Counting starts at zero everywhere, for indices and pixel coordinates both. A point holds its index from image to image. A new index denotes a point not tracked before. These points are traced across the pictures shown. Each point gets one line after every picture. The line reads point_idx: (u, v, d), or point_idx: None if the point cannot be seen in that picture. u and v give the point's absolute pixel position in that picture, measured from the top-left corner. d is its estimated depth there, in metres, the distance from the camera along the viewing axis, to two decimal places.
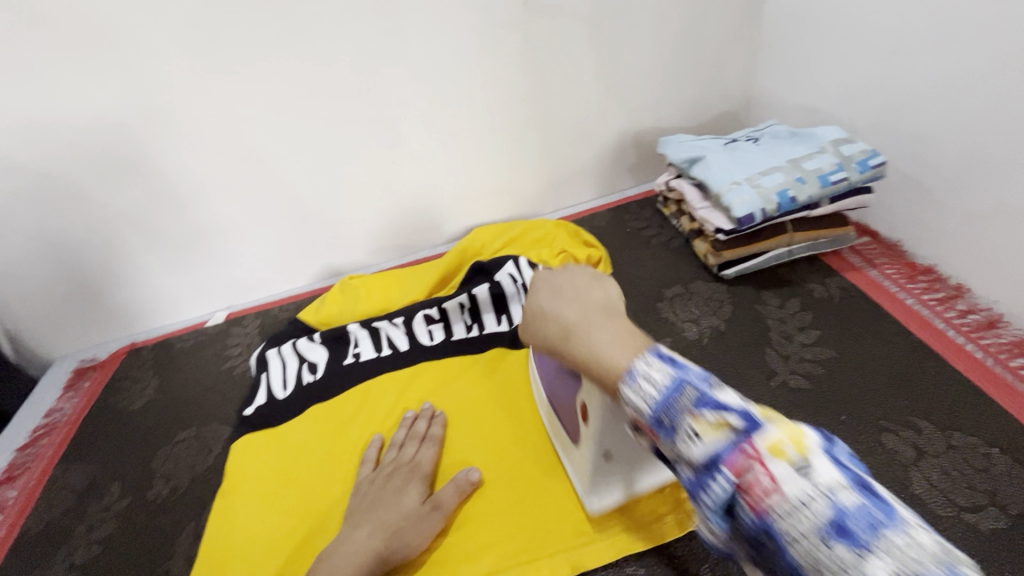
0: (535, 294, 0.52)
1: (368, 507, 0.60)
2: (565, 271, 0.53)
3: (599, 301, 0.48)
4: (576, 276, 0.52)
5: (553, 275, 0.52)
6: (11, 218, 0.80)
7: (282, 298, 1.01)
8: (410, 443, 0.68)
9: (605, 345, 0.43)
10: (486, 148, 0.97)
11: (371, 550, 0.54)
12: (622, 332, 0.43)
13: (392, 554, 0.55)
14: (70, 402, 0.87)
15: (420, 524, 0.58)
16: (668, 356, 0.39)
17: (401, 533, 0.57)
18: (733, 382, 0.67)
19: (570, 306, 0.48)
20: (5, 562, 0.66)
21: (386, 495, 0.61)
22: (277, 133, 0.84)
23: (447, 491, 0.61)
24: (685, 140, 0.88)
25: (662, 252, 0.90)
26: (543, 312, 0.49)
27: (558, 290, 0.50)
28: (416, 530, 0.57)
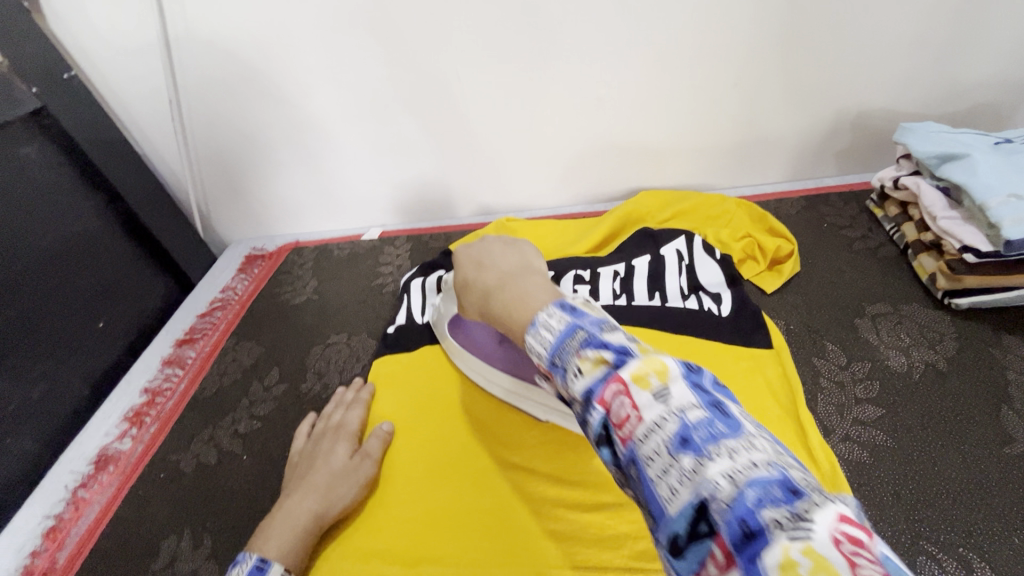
0: (461, 270, 0.58)
1: (300, 473, 0.60)
2: (482, 246, 0.59)
3: (509, 268, 0.52)
4: (491, 246, 0.59)
5: (469, 251, 0.59)
6: (220, 103, 0.86)
7: (434, 226, 1.02)
8: (337, 410, 0.69)
9: (529, 291, 0.44)
10: (678, 105, 0.86)
11: (307, 510, 0.56)
12: (538, 283, 0.45)
13: (329, 513, 0.57)
14: (241, 283, 0.95)
15: (351, 478, 0.60)
16: (571, 307, 0.37)
17: (332, 490, 0.58)
18: (950, 436, 0.56)
19: (491, 271, 0.52)
20: (183, 413, 0.75)
21: (316, 456, 0.61)
22: (467, 60, 0.80)
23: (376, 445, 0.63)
24: (936, 130, 0.71)
25: (865, 259, 0.76)
26: (470, 285, 0.55)
27: (480, 263, 0.55)
28: (349, 486, 0.59)
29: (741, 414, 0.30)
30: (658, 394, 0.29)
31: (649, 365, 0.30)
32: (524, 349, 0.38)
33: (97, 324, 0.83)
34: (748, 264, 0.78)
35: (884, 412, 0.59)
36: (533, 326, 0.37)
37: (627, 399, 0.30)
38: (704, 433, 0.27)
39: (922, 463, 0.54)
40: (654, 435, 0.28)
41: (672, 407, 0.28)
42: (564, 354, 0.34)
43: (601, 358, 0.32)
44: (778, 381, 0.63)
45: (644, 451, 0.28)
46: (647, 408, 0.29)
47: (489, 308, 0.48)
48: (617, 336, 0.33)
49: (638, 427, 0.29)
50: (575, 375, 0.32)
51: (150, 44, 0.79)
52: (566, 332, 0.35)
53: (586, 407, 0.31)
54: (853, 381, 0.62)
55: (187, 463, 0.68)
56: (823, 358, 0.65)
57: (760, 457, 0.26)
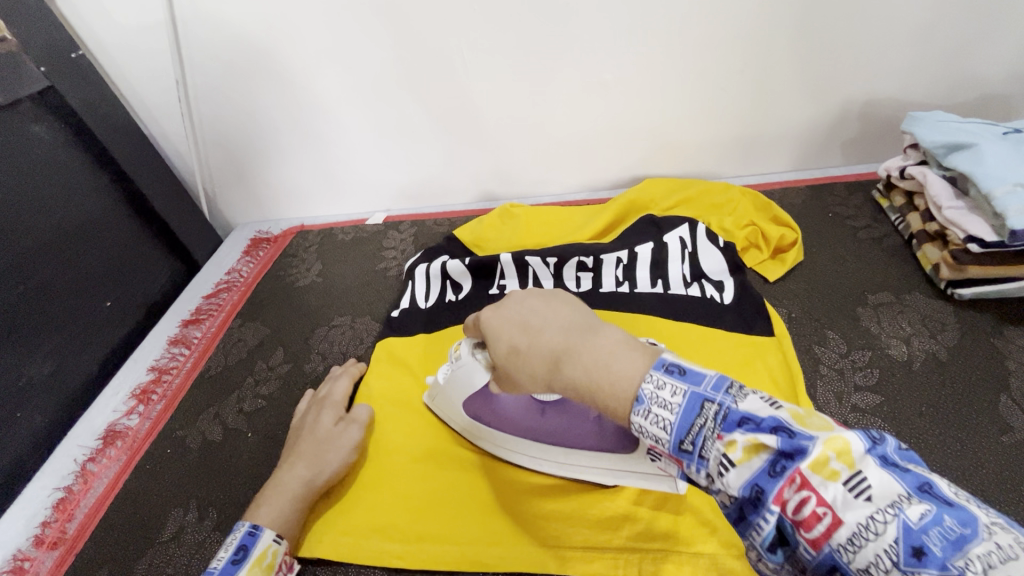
0: (502, 336, 0.46)
1: (290, 445, 0.62)
2: (516, 300, 0.48)
3: (568, 322, 0.42)
4: (529, 297, 0.47)
5: (502, 310, 0.48)
6: (227, 85, 0.86)
7: (438, 212, 1.02)
8: (325, 382, 0.70)
9: (609, 353, 0.38)
10: (684, 92, 0.85)
11: (297, 479, 0.57)
12: (614, 339, 0.39)
13: (319, 479, 0.58)
14: (247, 265, 0.96)
15: (338, 443, 0.61)
16: (676, 365, 0.36)
17: (321, 458, 0.59)
18: (947, 424, 0.56)
19: (550, 334, 0.42)
20: (189, 391, 0.76)
21: (303, 428, 0.63)
22: (471, 43, 0.80)
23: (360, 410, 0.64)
24: (943, 120, 0.70)
25: (869, 249, 0.76)
26: (522, 355, 0.44)
27: (525, 323, 0.45)
28: (337, 453, 0.60)
29: (945, 487, 0.29)
30: (851, 486, 0.29)
31: (830, 448, 0.30)
32: (628, 427, 0.36)
33: (105, 304, 0.84)
34: (751, 253, 0.78)
35: (883, 399, 0.59)
36: (639, 401, 0.35)
37: (811, 496, 0.29)
38: (933, 535, 0.27)
39: (919, 450, 0.55)
40: (867, 538, 0.28)
41: (878, 502, 0.28)
42: (697, 436, 0.33)
43: (757, 445, 0.31)
44: (777, 368, 0.63)
45: (852, 555, 0.28)
46: (842, 507, 0.29)
47: (562, 381, 0.40)
48: (757, 405, 0.32)
49: (838, 529, 0.29)
50: (724, 466, 0.32)
51: (158, 23, 0.79)
52: (692, 409, 0.33)
53: (754, 503, 0.31)
54: (853, 369, 0.62)
55: (193, 439, 0.69)
56: (824, 345, 0.65)
57: (999, 554, 0.26)
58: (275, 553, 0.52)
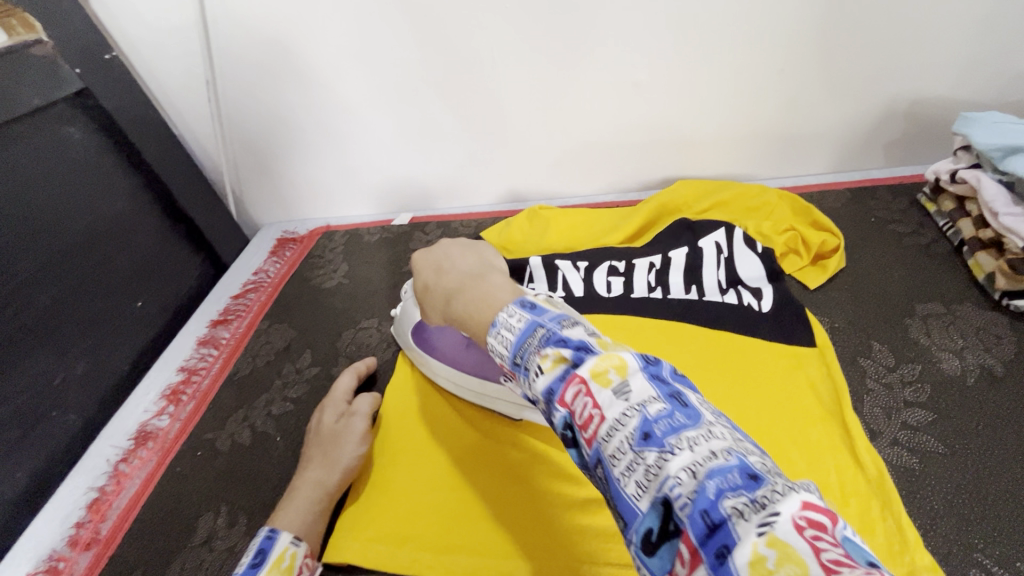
0: (420, 277, 0.55)
1: (305, 446, 0.63)
2: (440, 249, 0.56)
3: (467, 270, 0.49)
4: (449, 249, 0.55)
5: (426, 257, 0.56)
6: (255, 85, 0.86)
7: (463, 213, 1.01)
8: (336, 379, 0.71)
9: (489, 288, 0.43)
10: (719, 91, 0.83)
11: (318, 480, 0.58)
12: (498, 282, 0.44)
13: (339, 477, 0.59)
14: (274, 265, 0.96)
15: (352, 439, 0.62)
16: (531, 304, 0.37)
17: (335, 457, 0.60)
18: (1007, 444, 0.53)
19: (452, 275, 0.50)
20: (218, 393, 0.76)
21: (317, 428, 0.64)
22: (501, 42, 0.78)
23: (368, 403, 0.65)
24: (999, 121, 0.67)
25: (917, 256, 0.73)
26: (429, 291, 0.52)
27: (439, 268, 0.53)
28: (350, 451, 0.61)
29: (699, 401, 0.29)
30: (617, 390, 0.29)
31: (608, 362, 0.30)
32: (485, 349, 0.37)
33: (135, 304, 0.84)
34: (790, 258, 0.75)
35: (936, 416, 0.56)
36: (493, 326, 0.37)
37: (587, 397, 0.29)
38: (663, 425, 0.27)
39: (976, 472, 0.52)
40: (618, 433, 0.28)
41: (632, 402, 0.28)
42: (525, 353, 0.33)
43: (559, 356, 0.31)
44: (822, 381, 0.61)
45: (608, 450, 0.28)
46: (607, 407, 0.29)
47: (450, 313, 0.46)
48: (577, 330, 0.33)
49: (601, 426, 0.28)
50: (535, 373, 0.32)
51: (188, 23, 0.79)
52: (524, 331, 0.34)
53: (547, 409, 0.31)
54: (902, 384, 0.59)
55: (223, 442, 0.69)
56: (870, 358, 0.62)
57: (718, 445, 0.26)
58: (294, 556, 0.52)
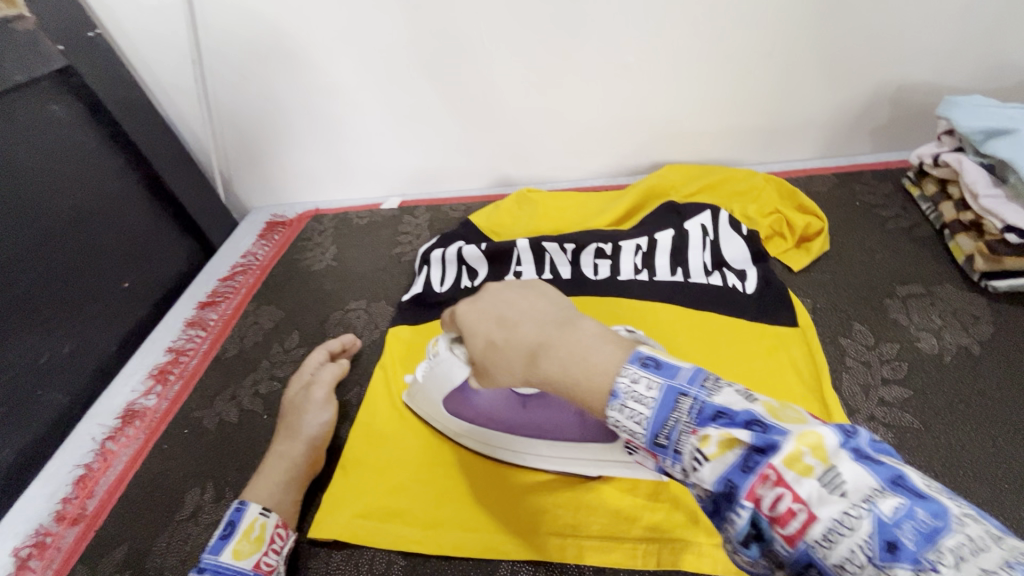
0: (478, 332, 0.45)
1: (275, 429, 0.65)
2: (493, 293, 0.47)
3: (546, 314, 0.42)
4: (504, 293, 0.46)
5: (477, 305, 0.47)
6: (242, 67, 0.85)
7: (453, 198, 1.01)
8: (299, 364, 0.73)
9: (583, 344, 0.37)
10: (708, 75, 0.83)
11: (286, 449, 0.60)
12: (594, 330, 0.39)
13: (307, 443, 0.61)
14: (262, 248, 0.96)
15: (314, 407, 0.64)
16: (652, 360, 0.35)
17: (296, 428, 0.62)
18: (980, 420, 0.54)
19: (525, 329, 0.41)
20: (206, 373, 0.76)
21: (282, 409, 0.66)
22: (489, 24, 0.78)
23: (326, 375, 0.67)
24: (982, 104, 0.67)
25: (900, 239, 0.74)
26: (499, 350, 0.43)
27: (503, 319, 0.44)
28: (309, 420, 0.62)
29: (921, 480, 0.28)
30: (824, 480, 0.27)
31: (801, 443, 0.28)
32: (604, 421, 0.35)
33: (123, 285, 0.84)
34: (775, 241, 0.76)
35: (911, 393, 0.57)
36: (614, 395, 0.34)
37: (784, 492, 0.28)
38: (909, 530, 0.26)
39: (949, 446, 0.53)
40: (840, 534, 0.26)
41: (851, 497, 0.27)
42: (671, 431, 0.32)
43: (730, 440, 0.30)
44: (802, 359, 0.62)
45: (826, 553, 0.27)
46: (815, 501, 0.27)
47: (538, 376, 0.39)
48: (730, 397, 0.31)
49: (813, 526, 0.27)
50: (697, 459, 0.31)
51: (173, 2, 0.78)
52: (665, 403, 0.32)
53: (726, 501, 0.30)
54: (880, 362, 0.60)
55: (210, 420, 0.70)
56: (850, 337, 0.63)
57: (983, 554, 0.24)
58: (264, 526, 0.53)
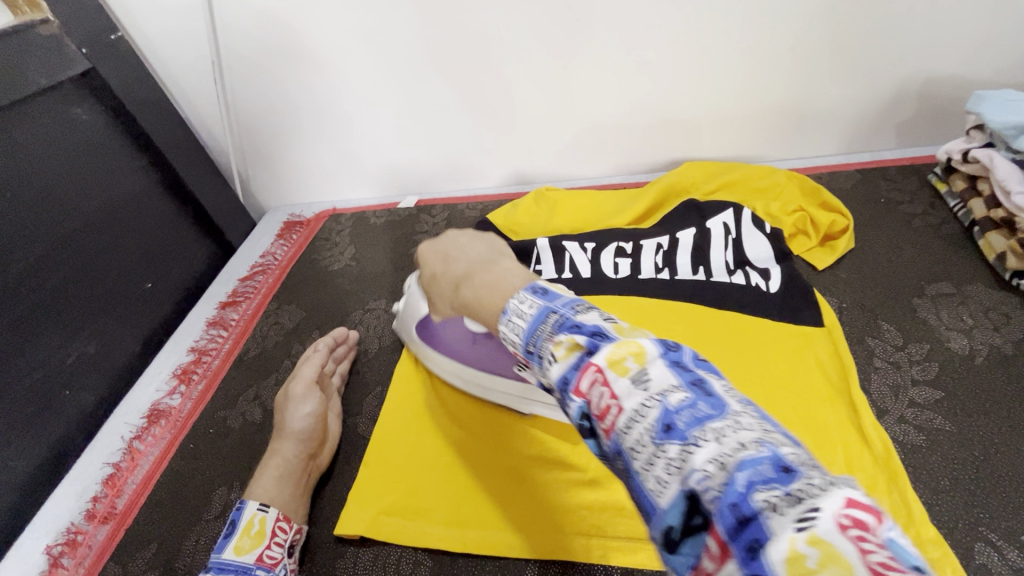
0: (426, 265, 0.53)
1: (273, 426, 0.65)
2: (448, 238, 0.53)
3: (478, 253, 0.48)
4: (459, 237, 0.53)
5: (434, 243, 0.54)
6: (260, 67, 0.85)
7: (470, 196, 1.01)
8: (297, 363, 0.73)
9: (496, 275, 0.42)
10: (729, 72, 0.82)
11: (275, 447, 0.59)
12: (508, 267, 0.43)
13: (294, 438, 0.60)
14: (281, 249, 0.96)
15: (297, 401, 0.63)
16: (544, 290, 0.36)
17: (282, 425, 0.61)
18: (1016, 423, 0.53)
19: (459, 264, 0.48)
20: (229, 372, 0.77)
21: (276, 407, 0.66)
22: (508, 22, 0.77)
23: (306, 368, 0.66)
24: (1014, 99, 0.66)
25: (927, 236, 0.72)
26: (437, 280, 0.50)
27: (447, 255, 0.50)
28: (293, 415, 0.61)
29: (726, 388, 0.26)
30: (636, 378, 0.27)
31: (625, 349, 0.28)
32: (499, 338, 0.37)
33: (145, 286, 0.85)
34: (799, 240, 0.75)
35: (942, 395, 0.56)
36: (505, 313, 0.36)
37: (604, 387, 0.28)
38: (686, 416, 0.24)
39: (982, 448, 0.52)
40: (636, 423, 0.26)
41: (652, 391, 0.26)
42: (539, 340, 0.32)
43: (574, 343, 0.30)
44: (829, 360, 0.61)
45: (628, 441, 0.26)
46: (625, 395, 0.27)
47: (460, 300, 0.44)
48: (591, 317, 0.31)
49: (621, 417, 0.26)
50: (550, 362, 0.31)
51: (193, 3, 0.79)
52: (538, 318, 0.33)
53: (565, 400, 0.30)
54: (909, 362, 0.59)
55: (234, 420, 0.70)
56: (878, 338, 0.62)
57: (748, 434, 0.23)
58: (264, 520, 0.53)
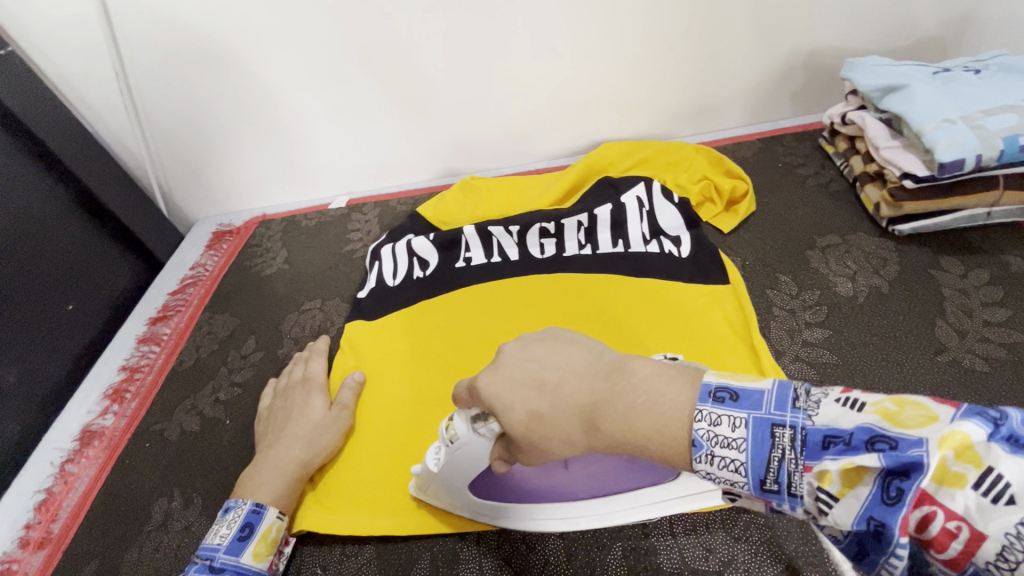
0: (512, 407, 0.41)
1: (277, 425, 0.62)
2: (508, 359, 0.44)
3: (584, 368, 0.41)
4: (527, 352, 0.43)
5: (501, 377, 0.43)
6: (170, 75, 0.84)
7: (400, 192, 1.02)
8: (298, 366, 0.70)
9: (642, 388, 0.37)
10: (633, 53, 0.86)
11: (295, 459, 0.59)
12: (644, 371, 0.38)
13: (313, 459, 0.60)
14: (211, 259, 0.95)
15: (329, 426, 0.62)
16: (726, 391, 0.35)
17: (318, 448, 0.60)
18: (891, 350, 0.60)
19: (571, 387, 0.40)
20: (163, 386, 0.76)
21: (291, 410, 0.64)
22: (417, 16, 0.79)
23: (345, 395, 0.65)
24: (879, 64, 0.73)
25: (818, 195, 0.79)
26: (546, 419, 0.40)
27: (543, 383, 0.41)
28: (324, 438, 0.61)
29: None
30: (980, 488, 0.27)
31: (944, 448, 0.28)
32: (694, 472, 0.35)
33: (67, 308, 0.82)
34: (707, 207, 0.80)
35: (830, 333, 0.63)
36: (698, 446, 0.34)
37: (939, 510, 0.28)
38: None
39: (864, 376, 0.58)
40: (1018, 546, 0.26)
41: (1023, 500, 0.26)
42: (780, 471, 0.32)
43: (854, 466, 0.30)
44: (734, 314, 0.66)
45: (997, 564, 0.27)
46: (979, 516, 0.27)
47: (601, 436, 0.38)
48: (841, 418, 0.31)
49: (976, 538, 0.27)
50: (829, 500, 0.31)
51: (88, 12, 0.76)
52: (764, 440, 0.33)
53: (881, 538, 0.29)
54: (803, 308, 0.66)
55: (171, 431, 0.70)
56: (776, 289, 0.68)
57: None
58: (279, 528, 0.55)
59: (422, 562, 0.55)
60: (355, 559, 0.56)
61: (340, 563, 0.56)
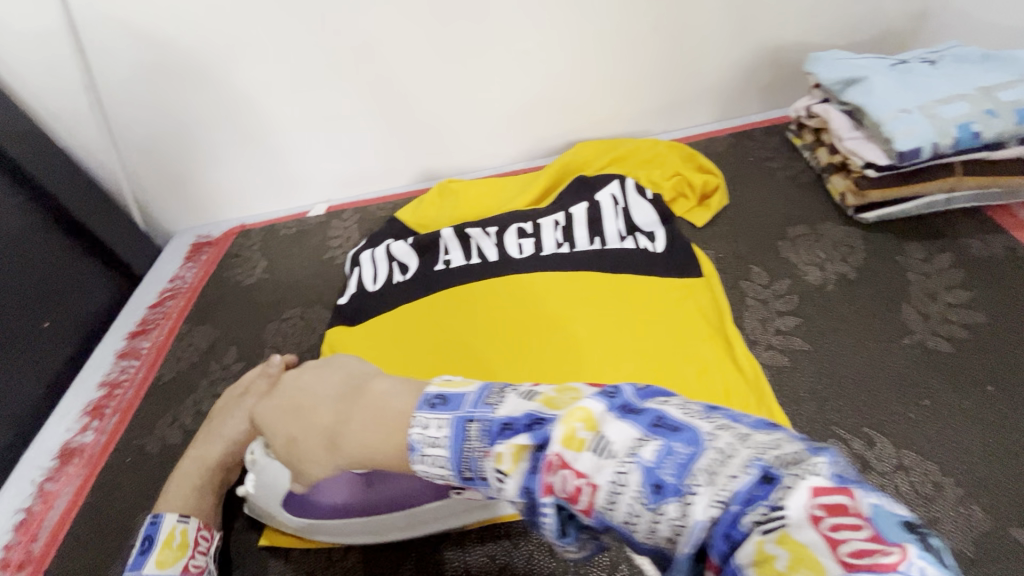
0: (275, 430, 0.49)
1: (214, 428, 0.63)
2: (310, 380, 0.51)
3: (337, 390, 0.47)
4: (306, 379, 0.51)
5: (274, 403, 0.51)
6: (140, 88, 0.84)
7: (379, 197, 1.02)
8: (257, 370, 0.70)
9: (382, 401, 0.42)
10: (603, 53, 0.87)
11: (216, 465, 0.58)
12: (386, 389, 0.43)
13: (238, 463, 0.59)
14: (190, 271, 0.94)
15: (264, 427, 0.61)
16: (439, 397, 0.38)
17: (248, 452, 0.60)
18: (859, 334, 0.62)
19: (321, 408, 0.46)
20: (143, 401, 0.75)
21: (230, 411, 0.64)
22: (389, 22, 0.80)
23: None
24: (840, 58, 0.75)
25: (788, 187, 0.81)
26: (301, 438, 0.46)
27: (298, 408, 0.48)
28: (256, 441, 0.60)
29: (685, 414, 0.31)
30: (597, 448, 0.31)
31: (574, 421, 0.32)
32: (418, 474, 0.38)
33: (42, 325, 0.82)
34: (680, 202, 0.82)
35: (802, 320, 0.64)
36: (413, 450, 0.37)
37: (568, 472, 0.31)
38: (671, 468, 0.29)
39: (835, 361, 0.60)
40: (622, 495, 0.29)
41: (620, 455, 0.30)
42: (471, 461, 0.35)
43: (518, 447, 0.33)
44: (709, 306, 0.67)
45: (618, 516, 0.30)
46: (594, 472, 0.30)
47: (340, 452, 0.43)
48: (516, 404, 0.35)
49: (599, 494, 0.30)
50: (500, 478, 0.33)
51: (55, 26, 0.76)
52: (456, 434, 0.35)
53: (534, 506, 0.33)
54: (775, 297, 0.67)
55: (153, 446, 0.69)
56: (748, 280, 0.70)
57: (734, 461, 0.28)
58: (185, 531, 0.54)
59: (408, 564, 0.55)
60: (341, 564, 0.56)
61: (326, 568, 0.56)
